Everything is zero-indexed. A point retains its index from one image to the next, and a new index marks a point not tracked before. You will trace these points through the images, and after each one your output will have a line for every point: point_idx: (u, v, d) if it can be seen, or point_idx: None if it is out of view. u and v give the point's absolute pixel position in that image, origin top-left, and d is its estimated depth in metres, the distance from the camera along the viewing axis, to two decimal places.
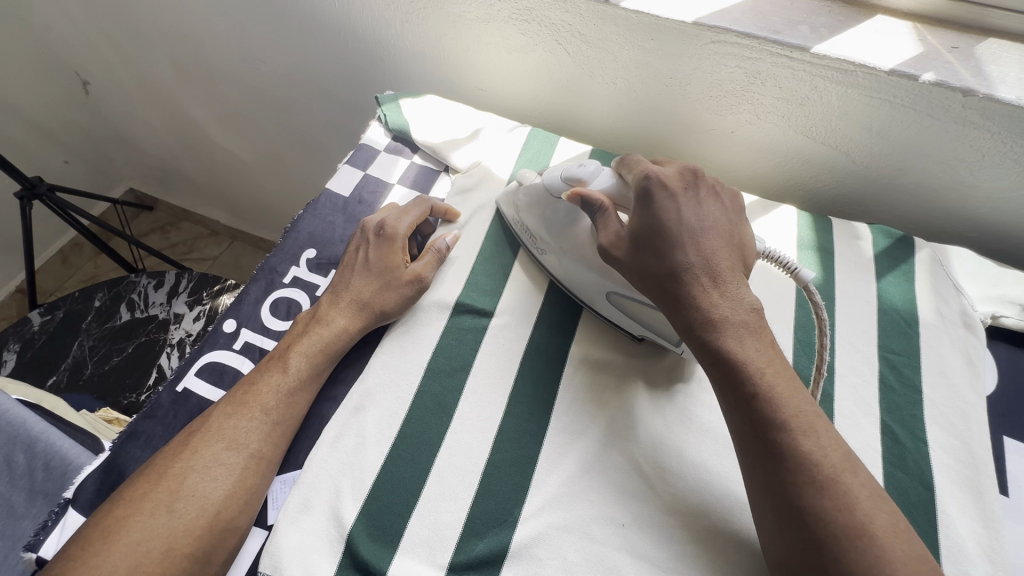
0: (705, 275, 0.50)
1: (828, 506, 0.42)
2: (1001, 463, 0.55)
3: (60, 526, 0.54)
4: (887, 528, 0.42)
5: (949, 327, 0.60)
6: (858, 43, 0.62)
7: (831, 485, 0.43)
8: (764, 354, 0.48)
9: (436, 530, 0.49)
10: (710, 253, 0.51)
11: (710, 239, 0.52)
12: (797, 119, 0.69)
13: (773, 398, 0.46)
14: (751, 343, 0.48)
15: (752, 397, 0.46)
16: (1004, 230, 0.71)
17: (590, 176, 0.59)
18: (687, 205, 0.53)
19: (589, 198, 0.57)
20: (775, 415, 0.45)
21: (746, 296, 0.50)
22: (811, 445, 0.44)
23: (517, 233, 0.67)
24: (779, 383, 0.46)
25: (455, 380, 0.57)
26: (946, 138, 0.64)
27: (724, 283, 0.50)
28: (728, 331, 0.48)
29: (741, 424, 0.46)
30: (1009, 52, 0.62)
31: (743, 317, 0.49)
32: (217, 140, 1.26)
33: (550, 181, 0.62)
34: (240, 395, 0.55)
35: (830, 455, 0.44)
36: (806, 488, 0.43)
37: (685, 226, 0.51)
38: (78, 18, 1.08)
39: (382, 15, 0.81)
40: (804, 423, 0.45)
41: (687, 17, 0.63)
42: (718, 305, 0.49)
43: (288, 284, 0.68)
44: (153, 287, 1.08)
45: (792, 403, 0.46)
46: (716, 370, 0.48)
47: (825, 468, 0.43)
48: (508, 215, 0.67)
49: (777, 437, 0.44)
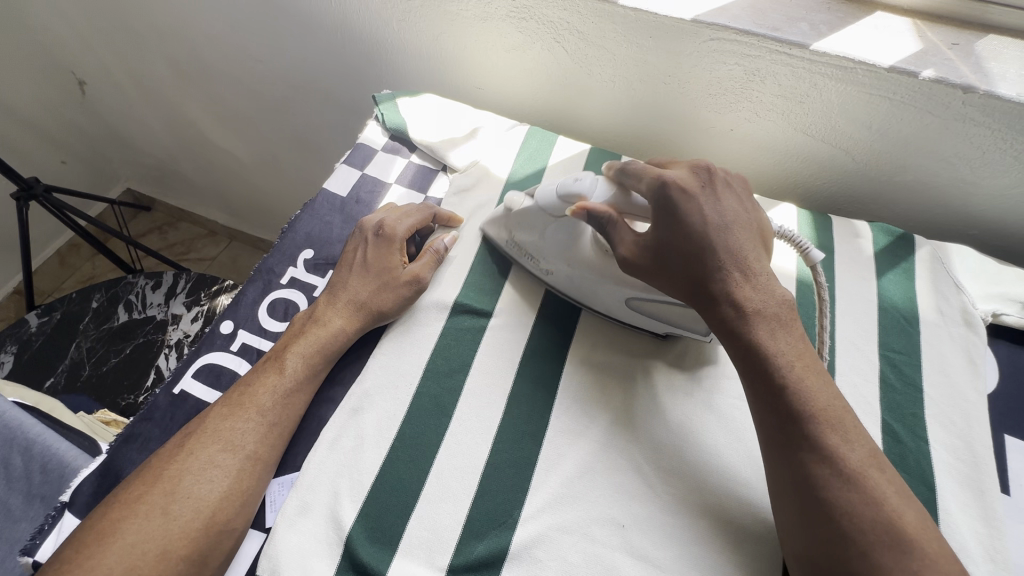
0: (736, 270, 0.49)
1: (856, 502, 0.42)
2: (1002, 461, 0.55)
3: (58, 529, 0.54)
4: (918, 525, 0.41)
5: (949, 325, 0.60)
6: (858, 40, 0.61)
7: (860, 480, 0.42)
8: (795, 348, 0.47)
9: (436, 532, 0.49)
10: (738, 247, 0.50)
11: (737, 234, 0.51)
12: (796, 117, 0.69)
13: (803, 391, 0.45)
14: (782, 337, 0.48)
15: (783, 392, 0.46)
16: (1005, 228, 0.71)
17: (588, 190, 0.56)
18: (711, 201, 0.52)
19: (596, 212, 0.55)
20: (806, 409, 0.45)
21: (776, 289, 0.49)
22: (839, 440, 0.44)
23: (512, 254, 0.64)
24: (809, 376, 0.46)
25: (454, 380, 0.56)
26: (947, 135, 0.63)
27: (754, 275, 0.49)
28: (759, 324, 0.48)
29: (768, 418, 0.46)
30: (1009, 49, 0.62)
31: (775, 309, 0.49)
32: (213, 140, 1.25)
33: (545, 199, 0.59)
34: (237, 397, 0.54)
35: (857, 450, 0.44)
36: (835, 483, 0.42)
37: (711, 223, 0.51)
38: (73, 17, 1.07)
39: (379, 13, 0.81)
40: (833, 416, 0.45)
41: (686, 15, 0.63)
42: (750, 298, 0.49)
43: (286, 284, 0.68)
44: (151, 287, 1.08)
45: (823, 396, 0.45)
46: (745, 364, 0.48)
47: (853, 463, 0.43)
48: (499, 238, 0.65)
49: (807, 431, 0.44)
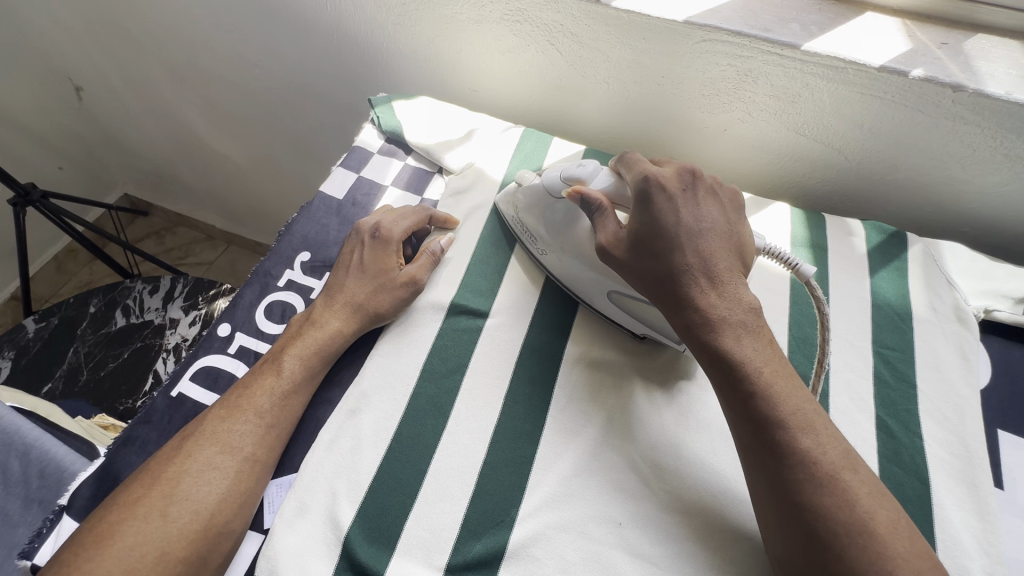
0: (703, 277, 0.50)
1: (831, 504, 0.42)
2: (996, 456, 0.55)
3: (55, 533, 0.54)
4: (889, 525, 0.42)
5: (942, 322, 0.61)
6: (848, 41, 0.62)
7: (832, 482, 0.43)
8: (762, 353, 0.48)
9: (434, 531, 0.49)
10: (708, 254, 0.50)
11: (709, 240, 0.51)
12: (788, 117, 0.69)
13: (771, 397, 0.46)
14: (749, 343, 0.48)
15: (751, 398, 0.46)
16: (996, 225, 0.72)
17: (589, 176, 0.58)
18: (684, 207, 0.52)
19: (588, 198, 0.56)
20: (773, 414, 0.45)
21: (744, 295, 0.49)
22: (809, 443, 0.44)
23: (516, 231, 0.66)
24: (778, 382, 0.46)
25: (451, 381, 0.57)
26: (938, 134, 0.64)
27: (722, 282, 0.50)
28: (726, 330, 0.48)
29: (740, 425, 0.47)
30: (998, 48, 0.62)
31: (741, 317, 0.49)
32: (209, 143, 1.25)
33: (550, 181, 0.61)
34: (229, 400, 0.55)
35: (829, 452, 0.44)
36: (807, 486, 0.43)
37: (682, 229, 0.51)
38: (69, 22, 1.08)
39: (374, 17, 0.81)
40: (803, 420, 0.45)
41: (677, 16, 0.63)
42: (716, 306, 0.49)
43: (282, 287, 0.68)
44: (148, 292, 1.08)
45: (791, 402, 0.46)
46: (715, 371, 0.48)
47: (825, 465, 0.43)
48: (506, 214, 0.67)
49: (776, 437, 0.44)
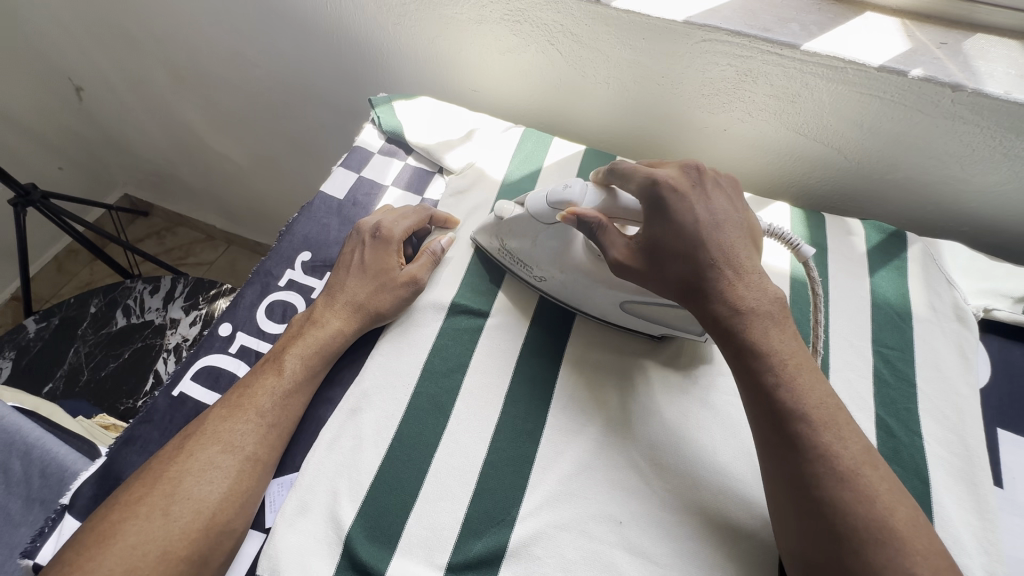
0: (728, 269, 0.50)
1: (851, 499, 0.42)
2: (996, 455, 0.55)
3: (57, 532, 0.54)
4: (908, 520, 0.42)
5: (942, 321, 0.61)
6: (848, 41, 0.62)
7: (852, 477, 0.43)
8: (787, 346, 0.48)
9: (435, 530, 0.49)
10: (730, 247, 0.51)
11: (728, 233, 0.51)
12: (787, 117, 0.69)
13: (795, 389, 0.46)
14: (775, 335, 0.48)
15: (775, 389, 0.46)
16: (995, 225, 0.72)
17: (579, 196, 0.56)
18: (702, 203, 0.52)
19: (586, 218, 0.54)
20: (797, 407, 0.45)
21: (767, 287, 0.50)
22: (831, 438, 0.44)
23: (504, 262, 0.64)
24: (801, 374, 0.47)
25: (451, 380, 0.57)
26: (937, 133, 0.64)
27: (746, 274, 0.50)
28: (754, 322, 0.48)
29: (761, 418, 0.47)
30: (997, 48, 0.63)
31: (768, 308, 0.49)
32: (210, 144, 1.25)
33: (536, 208, 0.59)
34: (236, 398, 0.55)
35: (850, 447, 0.44)
36: (829, 480, 0.43)
37: (704, 223, 0.51)
38: (69, 22, 1.08)
39: (375, 17, 0.81)
40: (826, 414, 0.45)
41: (677, 16, 0.63)
42: (745, 297, 0.49)
43: (283, 287, 0.69)
44: (149, 292, 1.09)
45: (815, 394, 0.46)
46: (739, 364, 0.48)
47: (846, 459, 0.43)
48: (490, 246, 0.64)
49: (800, 430, 0.45)
